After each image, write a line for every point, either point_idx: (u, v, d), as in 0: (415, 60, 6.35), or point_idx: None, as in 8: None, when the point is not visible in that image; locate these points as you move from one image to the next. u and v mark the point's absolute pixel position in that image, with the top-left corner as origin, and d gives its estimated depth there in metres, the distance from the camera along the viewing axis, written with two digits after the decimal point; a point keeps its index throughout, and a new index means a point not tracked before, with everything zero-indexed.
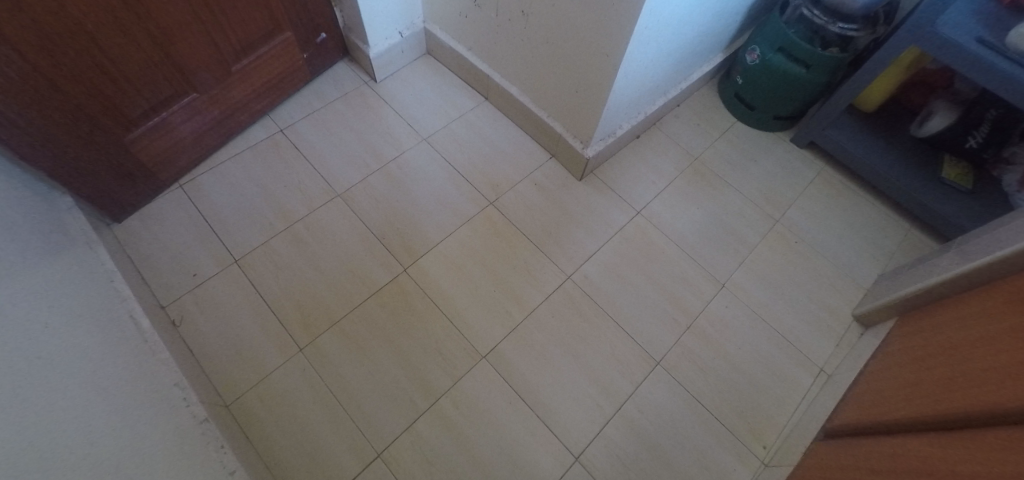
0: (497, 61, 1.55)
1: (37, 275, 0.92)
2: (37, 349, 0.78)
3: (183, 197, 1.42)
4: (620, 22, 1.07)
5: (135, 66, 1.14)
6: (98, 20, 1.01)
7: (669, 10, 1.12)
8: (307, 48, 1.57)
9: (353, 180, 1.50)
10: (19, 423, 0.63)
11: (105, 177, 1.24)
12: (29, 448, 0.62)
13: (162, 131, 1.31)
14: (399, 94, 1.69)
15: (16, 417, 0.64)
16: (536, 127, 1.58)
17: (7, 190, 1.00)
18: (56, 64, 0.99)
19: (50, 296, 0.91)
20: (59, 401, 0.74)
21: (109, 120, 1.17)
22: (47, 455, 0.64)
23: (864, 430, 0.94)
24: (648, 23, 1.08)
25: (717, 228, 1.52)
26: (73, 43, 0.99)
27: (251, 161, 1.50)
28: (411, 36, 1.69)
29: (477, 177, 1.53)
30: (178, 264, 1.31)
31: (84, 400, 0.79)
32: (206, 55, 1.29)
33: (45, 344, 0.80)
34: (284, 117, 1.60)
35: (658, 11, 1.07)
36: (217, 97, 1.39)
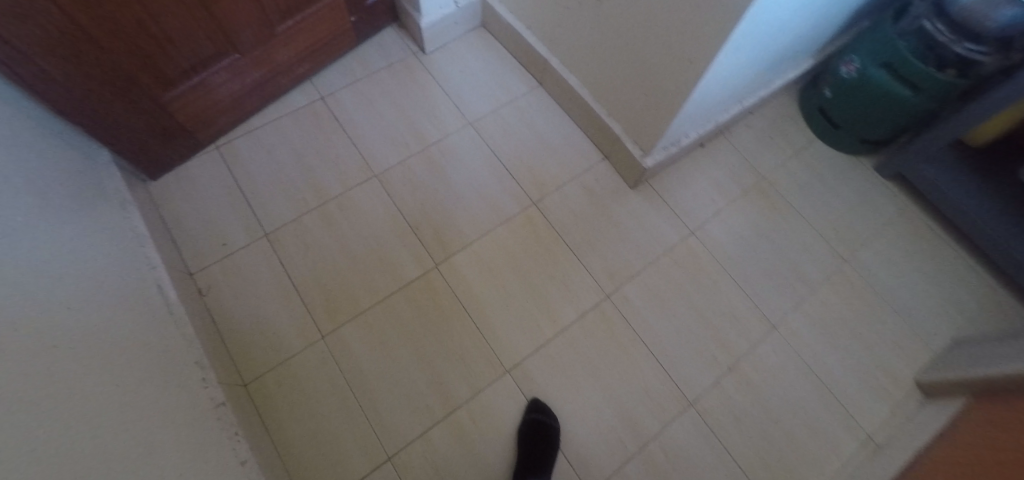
0: (558, 45, 1.39)
1: (66, 237, 0.89)
2: (71, 324, 0.75)
3: (218, 159, 1.37)
4: (709, 28, 0.91)
5: (177, 22, 1.07)
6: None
7: (772, 15, 0.96)
8: (355, 12, 1.45)
9: (392, 161, 1.41)
10: (61, 411, 0.61)
11: (142, 135, 1.20)
12: (70, 442, 0.59)
13: (201, 91, 1.25)
14: (448, 69, 1.56)
15: (57, 403, 0.61)
16: (593, 125, 1.44)
17: (42, 144, 0.96)
18: (95, 18, 0.92)
19: (80, 263, 0.88)
20: (94, 381, 0.72)
21: (147, 77, 1.11)
22: (87, 445, 0.62)
23: None
24: (745, 31, 0.93)
25: (777, 262, 1.40)
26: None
27: (288, 128, 1.43)
28: (467, 7, 1.53)
29: (522, 174, 1.43)
30: (208, 231, 1.27)
31: (114, 380, 0.76)
32: (250, 14, 1.20)
33: (76, 318, 0.78)
34: (325, 84, 1.51)
35: (759, 18, 0.91)
36: (259, 59, 1.31)
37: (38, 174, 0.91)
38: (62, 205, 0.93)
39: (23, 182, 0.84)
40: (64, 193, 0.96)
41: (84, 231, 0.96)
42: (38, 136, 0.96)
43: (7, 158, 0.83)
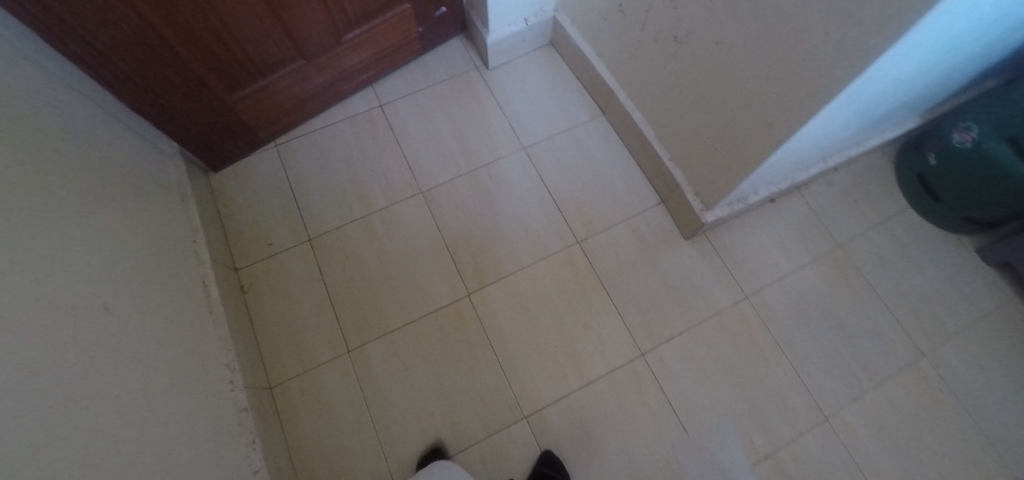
0: (627, 78, 1.30)
1: (121, 232, 0.92)
2: (118, 325, 0.78)
3: (276, 158, 1.41)
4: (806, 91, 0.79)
5: (247, 28, 1.09)
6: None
7: (885, 81, 0.81)
8: (423, 22, 1.43)
9: (440, 180, 1.39)
10: (92, 423, 0.63)
11: (208, 132, 1.25)
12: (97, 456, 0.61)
13: (265, 93, 1.28)
14: (509, 87, 1.51)
15: (90, 415, 0.63)
16: (653, 166, 1.35)
17: (110, 139, 1.01)
18: (173, 24, 0.96)
19: (134, 259, 0.92)
20: (131, 385, 0.74)
21: (216, 78, 1.14)
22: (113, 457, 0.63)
23: None
24: (849, 98, 0.79)
25: (839, 345, 1.26)
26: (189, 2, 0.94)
27: (344, 134, 1.44)
28: (537, 25, 1.47)
29: (570, 208, 1.36)
30: (258, 229, 1.32)
31: (149, 383, 0.79)
32: (319, 22, 1.20)
33: (123, 318, 0.80)
34: (385, 91, 1.51)
35: (869, 86, 0.77)
36: (323, 65, 1.32)
37: (103, 166, 0.96)
38: (122, 197, 0.98)
39: (86, 176, 0.88)
40: (125, 184, 1.01)
41: (140, 223, 1.00)
42: (104, 127, 1.01)
43: (72, 151, 0.86)
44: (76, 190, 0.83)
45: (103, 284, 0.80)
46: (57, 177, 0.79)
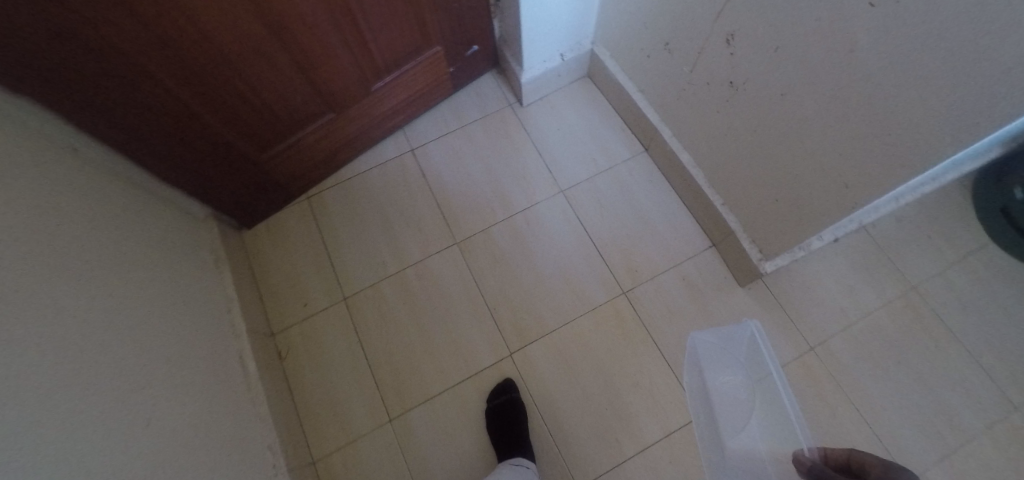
0: (674, 116, 1.22)
1: (162, 315, 0.89)
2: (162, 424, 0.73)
3: (308, 211, 1.36)
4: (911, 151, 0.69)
5: (274, 88, 1.05)
6: (240, 43, 0.91)
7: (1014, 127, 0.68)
8: (454, 62, 1.36)
9: (476, 228, 1.33)
10: None
11: (240, 193, 1.21)
12: None
13: (296, 150, 1.24)
14: (544, 125, 1.44)
15: None
16: (703, 208, 1.26)
17: (143, 219, 0.99)
18: (199, 94, 0.94)
19: (175, 343, 0.88)
20: None
21: (246, 140, 1.11)
22: None
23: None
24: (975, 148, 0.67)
25: (924, 403, 1.13)
26: (212, 66, 0.91)
27: (376, 183, 1.39)
28: (573, 59, 1.39)
29: (615, 256, 1.28)
30: (293, 290, 1.28)
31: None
32: (347, 75, 1.16)
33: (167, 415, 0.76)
34: (417, 134, 1.44)
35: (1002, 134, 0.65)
36: (353, 116, 1.28)
37: (133, 241, 0.93)
38: (156, 272, 0.95)
39: (118, 262, 0.85)
40: (158, 259, 0.98)
41: (176, 300, 0.97)
42: (133, 201, 0.98)
43: (102, 239, 0.83)
44: (107, 274, 0.80)
45: (146, 375, 0.76)
46: (89, 270, 0.75)
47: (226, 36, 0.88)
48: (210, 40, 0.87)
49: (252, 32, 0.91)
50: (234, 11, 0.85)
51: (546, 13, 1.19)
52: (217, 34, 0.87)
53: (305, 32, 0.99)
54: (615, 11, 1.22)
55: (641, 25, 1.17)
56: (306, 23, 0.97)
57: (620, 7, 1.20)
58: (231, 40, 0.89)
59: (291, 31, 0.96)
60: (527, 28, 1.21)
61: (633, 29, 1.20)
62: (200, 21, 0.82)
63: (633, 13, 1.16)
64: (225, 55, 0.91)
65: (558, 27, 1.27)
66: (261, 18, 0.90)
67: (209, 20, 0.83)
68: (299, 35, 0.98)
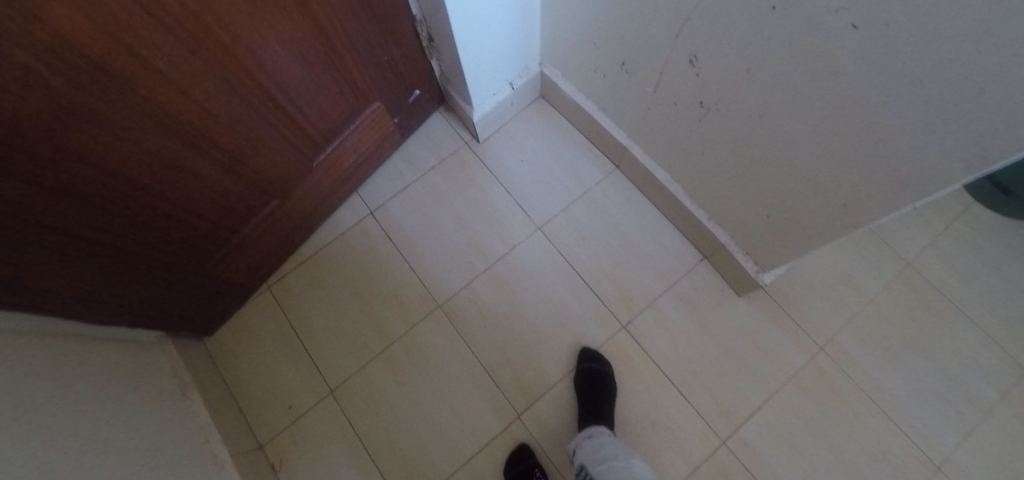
0: (642, 134, 1.14)
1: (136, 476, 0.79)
2: None
3: (273, 302, 1.26)
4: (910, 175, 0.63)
5: (203, 196, 0.94)
6: (147, 164, 0.80)
7: None
8: (398, 112, 1.25)
9: (456, 286, 1.23)
10: None
11: (192, 306, 1.10)
12: None
13: (244, 247, 1.12)
14: (507, 159, 1.34)
15: None
16: (688, 222, 1.19)
17: (89, 369, 0.88)
18: (116, 227, 0.83)
19: None
20: None
21: (184, 254, 1.00)
22: None
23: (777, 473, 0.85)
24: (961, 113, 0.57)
25: (938, 383, 1.11)
26: (121, 197, 0.80)
27: (340, 256, 1.28)
28: (524, 85, 1.30)
29: (607, 288, 1.21)
30: (274, 392, 1.18)
31: None
32: (284, 160, 1.05)
33: None
34: (373, 194, 1.34)
35: None
36: (301, 196, 1.17)
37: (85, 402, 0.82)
38: (119, 424, 0.84)
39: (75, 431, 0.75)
40: (117, 409, 0.87)
41: (148, 448, 0.86)
42: (69, 356, 0.86)
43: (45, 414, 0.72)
44: (64, 449, 0.70)
45: None
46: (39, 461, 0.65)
47: (128, 162, 0.77)
48: (109, 172, 0.75)
49: (158, 149, 0.80)
50: (128, 133, 0.74)
51: (482, 45, 1.09)
52: (116, 164, 0.75)
53: (222, 132, 0.87)
54: (560, 31, 1.13)
55: (590, 45, 1.08)
56: (220, 122, 0.86)
57: (564, 27, 1.10)
58: (136, 164, 0.78)
59: (206, 135, 0.85)
60: (466, 64, 1.10)
61: (582, 49, 1.11)
62: (90, 156, 0.71)
63: (579, 32, 1.07)
64: (133, 182, 0.80)
65: (501, 57, 1.17)
66: (164, 132, 0.78)
67: (101, 151, 0.72)
68: (217, 136, 0.87)
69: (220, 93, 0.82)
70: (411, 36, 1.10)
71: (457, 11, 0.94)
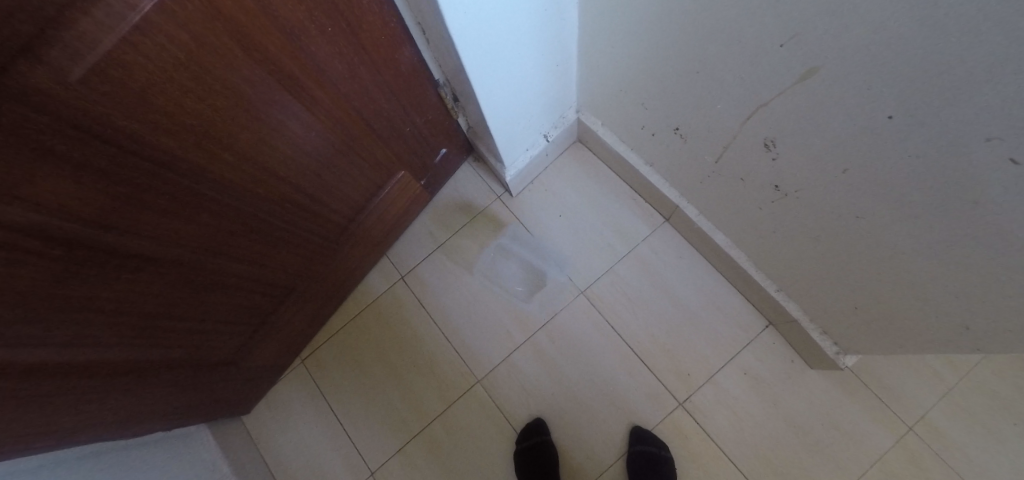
0: (697, 197, 1.00)
1: None
2: None
3: (307, 377, 1.22)
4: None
5: (226, 302, 0.89)
6: (163, 292, 0.75)
7: None
8: (424, 173, 1.16)
9: (495, 359, 1.15)
10: None
11: (227, 395, 1.08)
12: None
13: (274, 334, 1.08)
14: (543, 213, 1.23)
15: None
16: (752, 291, 1.05)
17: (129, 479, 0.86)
18: (143, 352, 0.79)
19: None
20: None
21: (212, 356, 0.96)
22: None
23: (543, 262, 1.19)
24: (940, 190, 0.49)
25: None
26: (140, 328, 0.75)
27: (373, 326, 1.23)
28: (559, 134, 1.17)
29: (661, 361, 1.08)
30: (314, 474, 1.14)
31: None
32: (310, 247, 0.99)
33: None
34: (402, 257, 1.26)
35: None
36: (329, 275, 1.11)
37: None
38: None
39: None
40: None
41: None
42: (108, 474, 0.83)
43: None
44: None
45: None
46: None
47: (142, 295, 0.71)
48: (123, 310, 0.70)
49: (172, 276, 0.74)
50: (137, 271, 0.68)
51: (514, 104, 0.97)
52: (130, 301, 0.70)
53: (241, 240, 0.82)
54: (600, 82, 0.99)
55: (635, 100, 0.94)
56: (235, 234, 0.80)
57: (606, 80, 0.97)
58: (150, 295, 0.73)
59: (224, 247, 0.79)
60: (496, 126, 0.99)
61: (625, 103, 0.97)
62: (100, 303, 0.66)
63: (623, 87, 0.93)
64: (149, 311, 0.75)
65: (535, 111, 1.05)
66: (176, 259, 0.72)
67: (112, 295, 0.67)
68: (237, 245, 0.82)
69: (232, 208, 0.75)
70: (435, 100, 1.01)
71: (483, 76, 0.83)
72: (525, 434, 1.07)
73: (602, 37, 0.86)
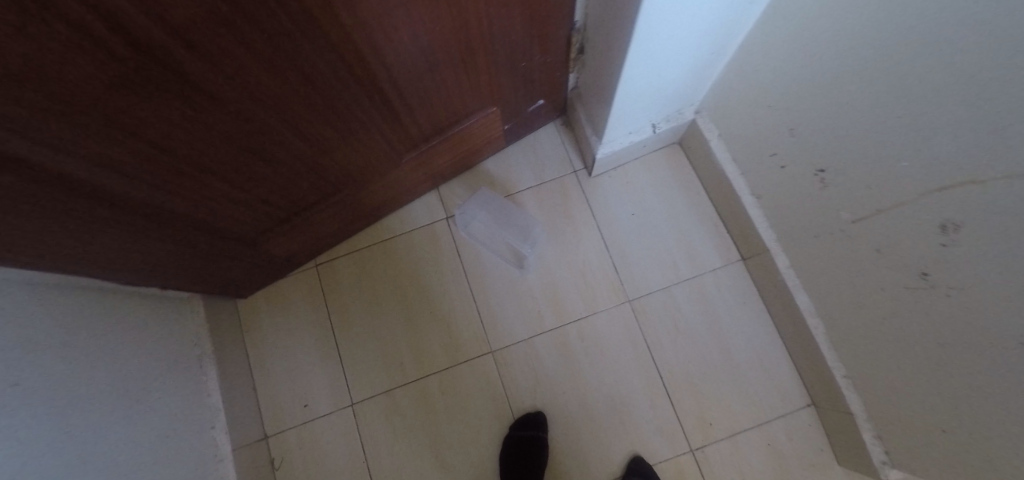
0: (797, 249, 0.90)
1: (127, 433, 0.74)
2: None
3: (316, 283, 1.14)
4: None
5: (270, 179, 0.79)
6: (217, 146, 0.64)
7: None
8: (512, 118, 1.05)
9: (515, 336, 1.06)
10: None
11: (233, 274, 0.99)
12: None
13: (301, 229, 0.99)
14: (616, 206, 1.12)
15: None
16: (809, 365, 0.96)
17: (107, 320, 0.79)
18: (171, 202, 0.68)
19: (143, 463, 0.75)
20: None
21: (235, 231, 0.86)
22: None
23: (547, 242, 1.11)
24: None
25: None
26: (180, 177, 0.65)
27: (400, 257, 1.14)
28: (668, 129, 1.05)
29: (687, 401, 1.00)
30: (293, 383, 1.08)
31: None
32: (373, 152, 0.88)
33: None
34: (454, 198, 1.16)
35: None
36: (377, 189, 1.01)
37: (100, 381, 0.73)
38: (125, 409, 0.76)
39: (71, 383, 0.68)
40: (127, 389, 0.78)
41: (146, 440, 0.77)
42: (88, 318, 0.75)
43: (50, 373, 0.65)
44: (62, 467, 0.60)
45: None
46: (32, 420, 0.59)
47: (195, 141, 0.61)
48: (170, 150, 0.60)
49: (232, 131, 0.63)
50: (201, 112, 0.57)
51: (648, 80, 0.85)
52: (181, 143, 0.60)
53: (313, 117, 0.70)
54: (746, 89, 0.87)
55: (781, 122, 0.82)
56: (311, 109, 0.68)
57: (755, 89, 0.84)
58: (203, 144, 0.62)
59: (293, 118, 0.68)
60: (619, 97, 0.87)
61: (765, 122, 0.86)
62: (150, 133, 0.55)
63: (775, 105, 0.81)
64: (195, 161, 0.64)
65: (660, 95, 0.93)
66: (243, 113, 0.62)
67: (165, 129, 0.56)
68: (307, 121, 0.71)
69: (321, 78, 0.64)
70: (561, 43, 0.89)
71: (644, 38, 0.71)
72: (521, 422, 0.99)
73: (781, 40, 0.74)
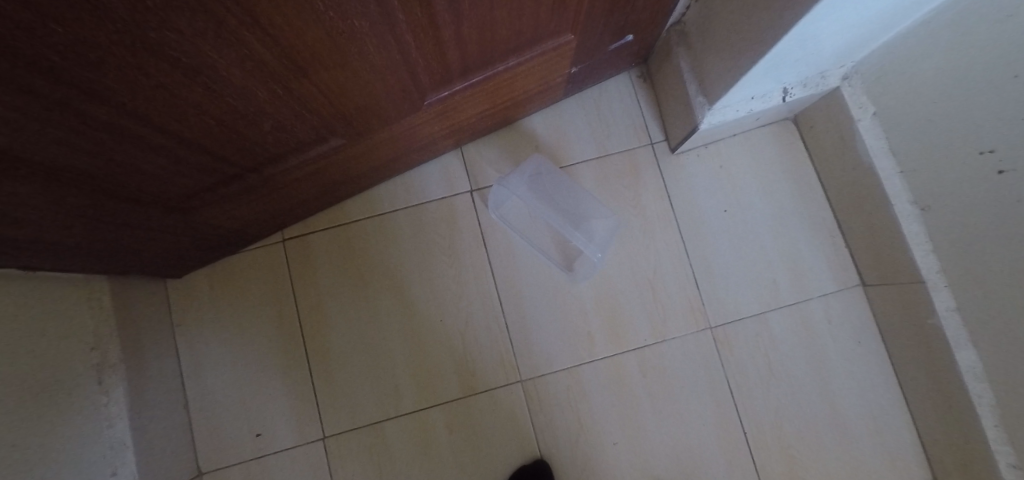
0: (974, 289, 0.63)
1: None
2: None
3: (284, 267, 0.82)
4: None
5: (209, 114, 0.44)
6: (105, 48, 0.30)
7: None
8: (585, 58, 0.72)
9: (554, 362, 0.79)
10: None
11: (154, 250, 0.66)
12: None
13: (261, 192, 0.65)
14: (701, 196, 0.83)
15: None
16: (946, 438, 0.72)
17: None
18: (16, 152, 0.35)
19: None
20: None
21: (149, 190, 0.52)
22: None
23: (611, 236, 0.82)
24: None
25: None
26: (2, 96, 0.29)
27: (403, 240, 0.82)
28: (797, 99, 0.75)
29: (776, 467, 0.76)
30: (242, 405, 0.78)
31: None
32: (385, 85, 0.54)
33: None
34: (483, 164, 0.84)
35: None
36: (380, 141, 0.67)
37: None
38: None
39: None
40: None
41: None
42: None
43: None
44: None
45: None
46: None
47: (27, 22, 0.24)
48: None
49: (124, 12, 0.28)
50: None
51: (839, 20, 0.53)
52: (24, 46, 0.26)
53: (304, 17, 0.37)
54: (962, 46, 0.56)
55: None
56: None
57: (990, 47, 0.53)
58: (66, 41, 0.27)
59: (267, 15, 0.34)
60: (783, 46, 0.55)
61: (987, 102, 0.55)
62: None
63: None
64: (33, 66, 0.28)
65: (825, 47, 0.62)
66: None
67: None
68: (290, 23, 0.37)
69: None
70: None
71: None
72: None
73: None
